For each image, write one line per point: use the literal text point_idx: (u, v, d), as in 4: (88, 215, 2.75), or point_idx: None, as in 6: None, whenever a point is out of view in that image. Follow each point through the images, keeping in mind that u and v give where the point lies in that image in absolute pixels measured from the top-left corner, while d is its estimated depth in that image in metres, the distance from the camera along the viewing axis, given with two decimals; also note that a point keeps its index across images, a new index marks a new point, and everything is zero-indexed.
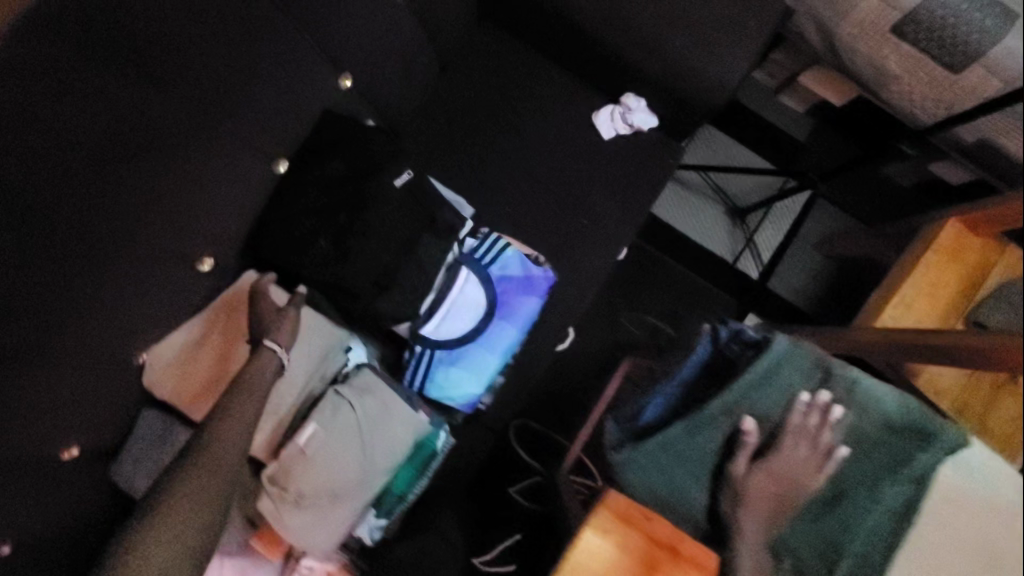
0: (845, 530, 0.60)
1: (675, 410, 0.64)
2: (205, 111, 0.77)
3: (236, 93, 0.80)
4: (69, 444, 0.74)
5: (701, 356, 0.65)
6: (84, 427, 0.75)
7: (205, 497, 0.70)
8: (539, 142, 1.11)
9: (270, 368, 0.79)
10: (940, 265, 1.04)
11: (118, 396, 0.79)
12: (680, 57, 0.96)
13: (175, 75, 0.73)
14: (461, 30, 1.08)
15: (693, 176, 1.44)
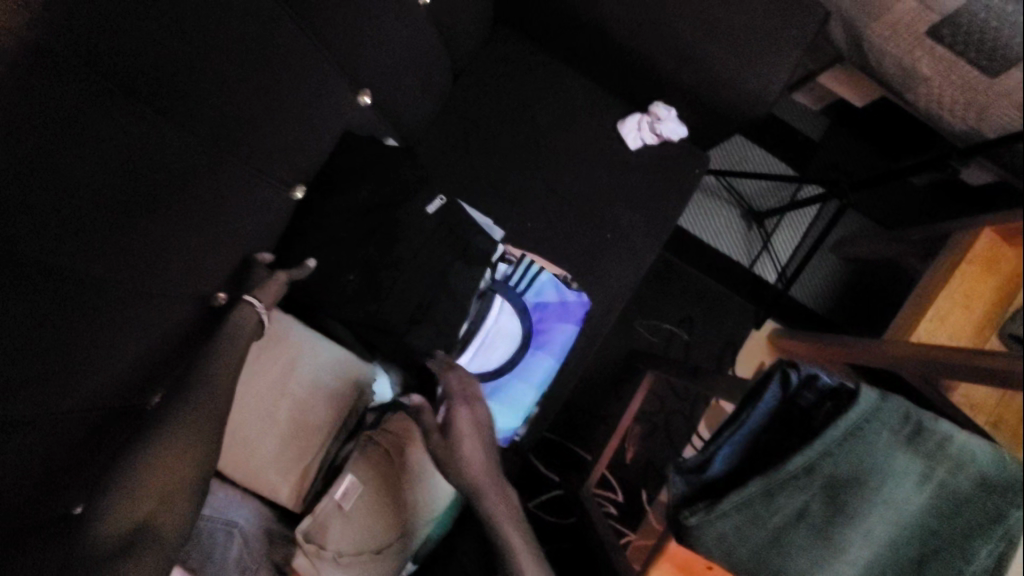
0: None
1: (743, 462, 0.60)
2: (216, 141, 0.70)
3: (249, 117, 0.73)
4: (74, 502, 0.66)
5: (770, 403, 0.59)
6: (87, 485, 0.67)
7: (190, 459, 0.67)
8: (560, 151, 1.05)
9: (251, 322, 0.75)
10: (973, 276, 1.02)
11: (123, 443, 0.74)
12: (717, 68, 0.91)
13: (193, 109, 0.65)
14: (478, 35, 1.02)
15: (707, 179, 1.39)
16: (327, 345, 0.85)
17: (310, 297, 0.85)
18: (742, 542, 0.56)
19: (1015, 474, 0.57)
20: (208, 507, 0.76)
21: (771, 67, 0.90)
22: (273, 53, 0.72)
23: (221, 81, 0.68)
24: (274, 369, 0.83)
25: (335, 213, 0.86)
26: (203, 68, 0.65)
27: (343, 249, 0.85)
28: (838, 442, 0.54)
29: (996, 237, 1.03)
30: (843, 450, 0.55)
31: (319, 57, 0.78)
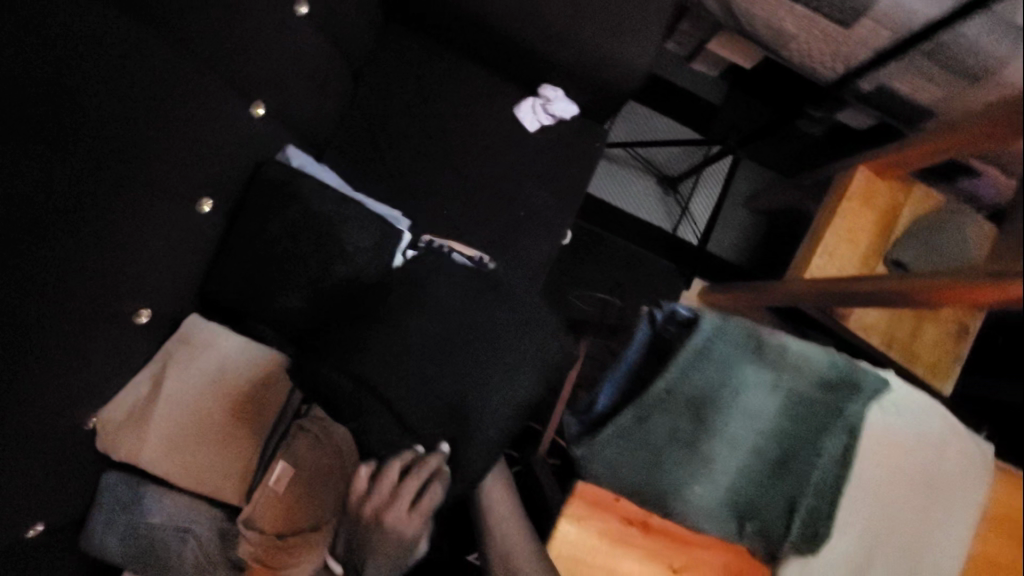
0: (798, 485, 0.62)
1: (625, 394, 0.67)
2: (116, 167, 0.74)
3: (145, 140, 0.77)
4: (33, 522, 0.80)
5: (643, 339, 0.68)
6: (46, 508, 0.82)
7: None
8: (463, 139, 1.10)
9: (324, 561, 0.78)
10: (856, 212, 1.10)
11: (64, 455, 0.81)
12: (590, 47, 0.98)
13: (91, 142, 0.71)
14: (368, 34, 1.07)
15: (617, 151, 1.47)
16: (256, 350, 0.92)
17: (242, 307, 0.91)
18: (625, 470, 0.63)
19: (853, 369, 0.63)
20: (159, 517, 0.87)
21: (638, 39, 0.97)
22: (162, 79, 0.77)
23: (118, 113, 0.73)
24: (201, 379, 0.88)
25: (251, 226, 0.90)
26: (91, 104, 0.70)
27: (259, 256, 0.89)
28: (690, 362, 0.62)
29: (872, 172, 1.11)
30: (696, 368, 0.62)
31: (210, 77, 0.83)
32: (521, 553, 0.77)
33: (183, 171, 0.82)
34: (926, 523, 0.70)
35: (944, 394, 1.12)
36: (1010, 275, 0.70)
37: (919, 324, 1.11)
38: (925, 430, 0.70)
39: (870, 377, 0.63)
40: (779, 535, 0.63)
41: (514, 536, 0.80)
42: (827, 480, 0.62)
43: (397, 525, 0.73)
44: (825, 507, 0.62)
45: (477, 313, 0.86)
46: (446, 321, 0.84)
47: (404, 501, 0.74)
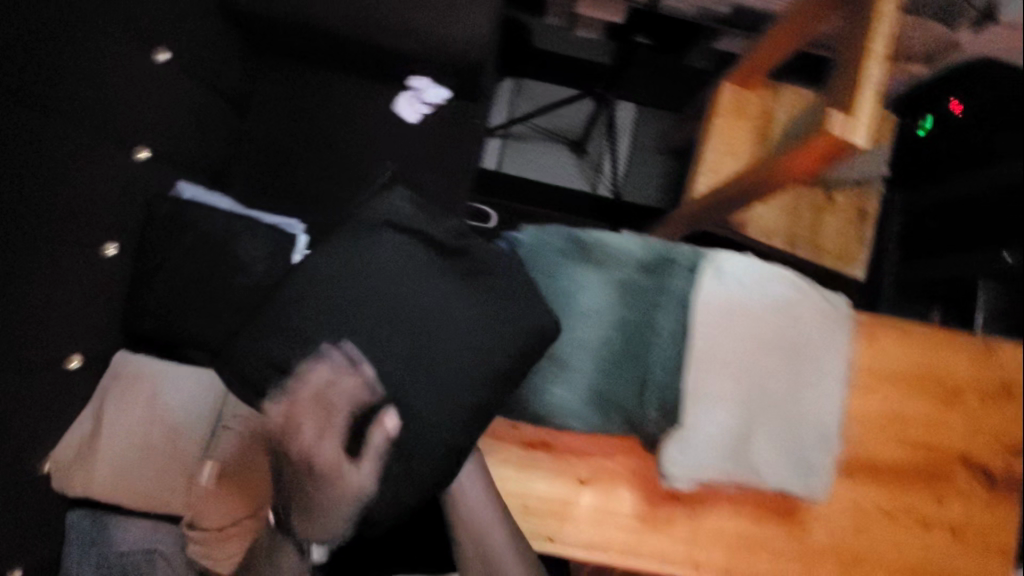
0: (646, 363, 0.72)
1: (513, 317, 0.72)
2: (22, 227, 0.80)
3: (45, 200, 0.83)
4: (12, 567, 0.82)
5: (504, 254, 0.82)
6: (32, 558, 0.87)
7: None
8: (352, 144, 1.18)
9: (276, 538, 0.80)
10: (730, 124, 1.15)
11: (30, 504, 0.87)
12: (431, 31, 1.05)
13: (7, 208, 0.77)
14: (238, 69, 1.15)
15: (518, 129, 1.54)
16: (186, 371, 0.99)
17: (161, 336, 0.98)
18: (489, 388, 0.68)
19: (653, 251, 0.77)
20: (123, 545, 0.91)
21: (472, 13, 1.04)
22: (52, 142, 0.84)
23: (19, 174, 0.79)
24: (138, 407, 0.93)
25: (157, 260, 0.97)
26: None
27: (165, 283, 0.97)
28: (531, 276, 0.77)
29: (738, 87, 1.16)
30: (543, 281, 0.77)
31: (93, 135, 0.90)
32: (495, 532, 0.70)
33: (82, 220, 0.89)
34: (802, 381, 0.74)
35: (859, 278, 1.15)
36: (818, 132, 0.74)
37: (819, 217, 1.15)
38: (776, 293, 0.75)
39: (682, 257, 0.77)
40: (641, 416, 0.71)
41: (485, 508, 0.71)
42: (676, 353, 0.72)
43: (301, 458, 0.61)
44: (671, 377, 0.71)
45: (415, 280, 0.72)
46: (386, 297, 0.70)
47: (299, 429, 0.61)
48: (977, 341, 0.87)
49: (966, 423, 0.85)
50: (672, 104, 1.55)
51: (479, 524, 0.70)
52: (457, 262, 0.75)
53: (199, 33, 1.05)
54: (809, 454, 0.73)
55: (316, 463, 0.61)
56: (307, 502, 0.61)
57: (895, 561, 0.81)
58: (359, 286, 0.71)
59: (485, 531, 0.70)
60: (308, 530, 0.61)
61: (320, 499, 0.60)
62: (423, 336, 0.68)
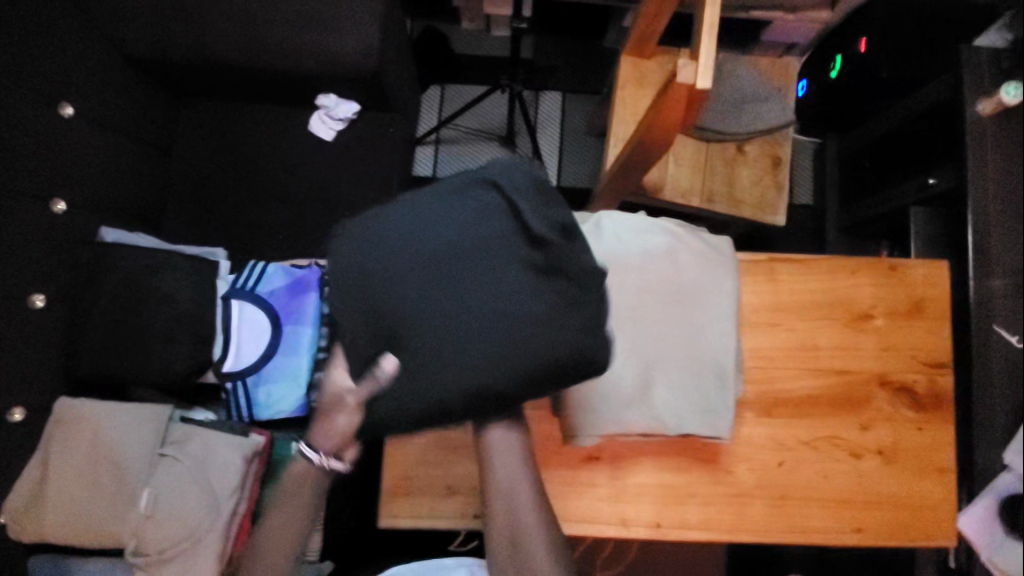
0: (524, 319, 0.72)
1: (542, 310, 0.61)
2: None
3: None
4: None
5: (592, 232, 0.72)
6: None
7: None
8: (276, 169, 1.22)
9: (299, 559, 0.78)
10: (632, 96, 1.17)
11: None
12: (321, 49, 1.08)
13: None
14: (157, 114, 1.19)
15: (450, 132, 1.57)
16: (122, 406, 0.99)
17: (101, 377, 0.99)
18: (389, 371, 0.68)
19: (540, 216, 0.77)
20: None
21: (358, 26, 1.07)
22: None
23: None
24: (79, 447, 0.94)
25: (87, 304, 0.99)
26: None
27: (96, 325, 0.98)
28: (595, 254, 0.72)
29: (636, 58, 1.18)
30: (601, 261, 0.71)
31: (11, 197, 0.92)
32: (526, 521, 0.68)
33: (7, 275, 0.91)
34: (690, 325, 0.75)
35: (779, 225, 1.16)
36: (670, 84, 0.77)
37: (733, 169, 1.16)
38: (651, 245, 0.76)
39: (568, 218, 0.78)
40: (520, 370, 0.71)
41: (522, 497, 0.69)
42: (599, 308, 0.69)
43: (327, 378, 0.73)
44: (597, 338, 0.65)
45: (481, 279, 0.61)
46: (449, 288, 0.61)
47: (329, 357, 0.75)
48: (879, 262, 0.86)
49: (879, 343, 0.85)
50: (594, 84, 1.57)
51: (511, 512, 0.69)
52: (534, 257, 0.63)
53: (106, 83, 1.07)
54: (711, 395, 0.75)
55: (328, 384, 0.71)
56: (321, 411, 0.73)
57: (822, 489, 0.82)
58: (430, 264, 0.62)
59: (521, 517, 0.68)
60: (318, 426, 0.74)
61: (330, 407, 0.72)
62: (478, 337, 0.60)
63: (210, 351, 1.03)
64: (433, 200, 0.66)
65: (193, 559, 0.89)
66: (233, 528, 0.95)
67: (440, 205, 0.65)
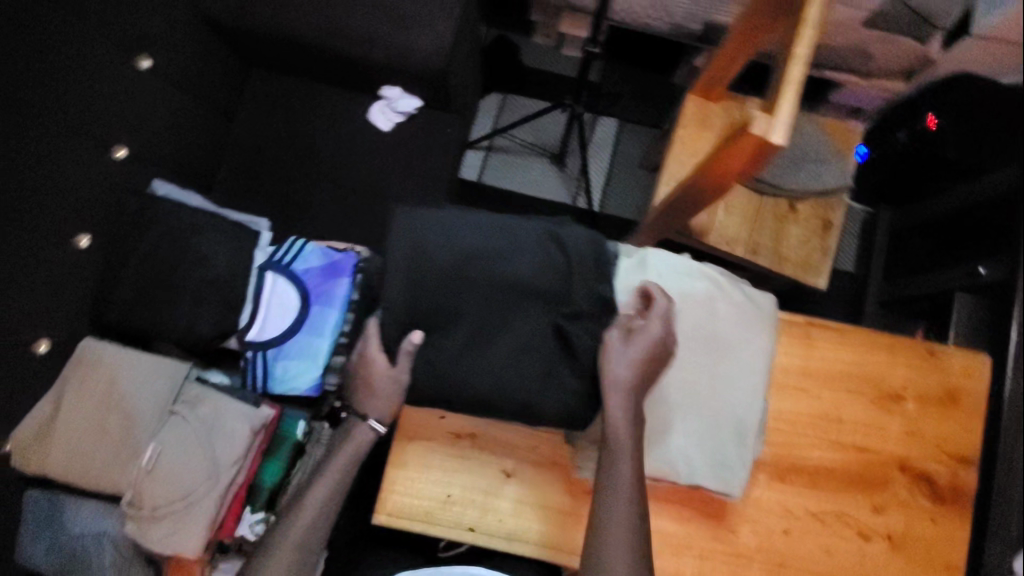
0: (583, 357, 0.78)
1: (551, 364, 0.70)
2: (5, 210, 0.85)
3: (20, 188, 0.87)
4: None
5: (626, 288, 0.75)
6: None
7: None
8: (331, 150, 1.23)
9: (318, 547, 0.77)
10: (693, 135, 1.16)
11: None
12: (391, 41, 1.09)
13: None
14: (227, 78, 1.22)
15: (504, 141, 1.58)
16: (145, 357, 1.00)
17: (128, 326, 1.01)
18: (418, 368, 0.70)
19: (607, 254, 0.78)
20: (78, 525, 0.95)
21: (432, 25, 1.08)
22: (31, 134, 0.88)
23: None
24: (96, 390, 0.96)
25: (129, 254, 1.01)
26: None
27: (131, 272, 1.00)
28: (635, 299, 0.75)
29: (703, 98, 1.17)
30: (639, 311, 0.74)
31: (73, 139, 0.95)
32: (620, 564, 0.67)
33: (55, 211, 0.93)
34: (721, 376, 0.74)
35: (819, 288, 1.14)
36: (741, 131, 0.74)
37: (783, 225, 1.15)
38: (693, 287, 0.76)
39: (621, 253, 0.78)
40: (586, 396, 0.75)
41: (621, 537, 0.68)
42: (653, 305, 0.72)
43: (363, 366, 0.75)
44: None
45: (508, 316, 0.70)
46: (478, 312, 0.70)
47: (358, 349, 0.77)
48: (918, 346, 0.85)
49: (904, 427, 0.83)
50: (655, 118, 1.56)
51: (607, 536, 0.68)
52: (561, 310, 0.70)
53: (185, 42, 1.10)
54: (727, 450, 0.73)
55: (369, 371, 0.74)
56: (365, 396, 0.76)
57: (823, 564, 0.80)
58: (471, 284, 0.69)
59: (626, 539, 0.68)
60: (367, 402, 0.78)
61: (372, 385, 0.75)
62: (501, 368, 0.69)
63: (236, 318, 1.02)
64: (496, 231, 0.72)
65: (185, 520, 0.89)
66: (231, 497, 0.95)
67: (501, 234, 0.72)
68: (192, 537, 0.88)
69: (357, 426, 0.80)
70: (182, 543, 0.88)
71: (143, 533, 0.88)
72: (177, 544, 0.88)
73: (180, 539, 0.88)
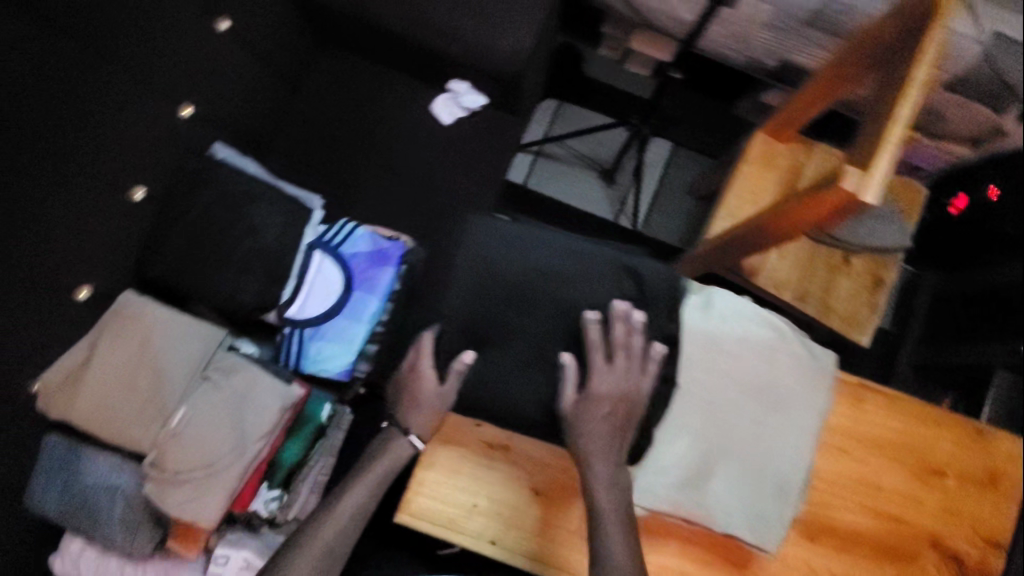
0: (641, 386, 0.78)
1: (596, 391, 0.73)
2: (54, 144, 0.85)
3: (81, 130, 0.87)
4: None
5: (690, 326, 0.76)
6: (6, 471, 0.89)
7: None
8: (389, 135, 1.22)
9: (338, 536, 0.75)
10: (756, 173, 1.14)
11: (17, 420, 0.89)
12: (471, 37, 1.08)
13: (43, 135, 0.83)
14: (297, 51, 1.21)
15: (556, 149, 1.57)
16: (180, 319, 0.99)
17: (168, 286, 1.00)
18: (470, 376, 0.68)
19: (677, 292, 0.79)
20: (91, 476, 0.94)
21: (514, 26, 1.07)
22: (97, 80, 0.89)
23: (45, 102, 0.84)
24: (128, 345, 0.95)
25: (180, 213, 0.99)
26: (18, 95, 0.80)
27: (179, 232, 0.99)
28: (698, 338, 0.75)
29: (771, 136, 1.15)
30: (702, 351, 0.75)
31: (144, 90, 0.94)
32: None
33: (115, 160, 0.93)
34: (773, 426, 0.73)
35: (863, 345, 1.13)
36: (830, 184, 0.72)
37: (833, 277, 1.13)
38: (758, 334, 0.76)
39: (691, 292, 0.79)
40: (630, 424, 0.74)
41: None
42: (616, 334, 0.71)
43: (410, 378, 0.77)
44: (655, 411, 0.71)
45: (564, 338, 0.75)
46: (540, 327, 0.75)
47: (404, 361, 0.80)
48: (965, 423, 0.83)
49: (941, 504, 0.81)
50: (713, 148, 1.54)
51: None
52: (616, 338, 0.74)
53: (266, 9, 1.09)
54: (768, 503, 0.71)
55: (416, 382, 0.76)
56: (407, 410, 0.76)
57: None
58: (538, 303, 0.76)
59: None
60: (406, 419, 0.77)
61: (417, 397, 0.76)
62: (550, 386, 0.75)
63: (278, 293, 1.01)
64: (564, 254, 0.78)
65: (205, 488, 0.89)
66: (252, 471, 0.95)
67: (572, 258, 0.77)
68: (211, 506, 0.89)
69: (395, 440, 0.78)
70: (200, 511, 0.88)
71: (161, 494, 0.88)
72: (194, 511, 0.88)
73: (198, 506, 0.88)
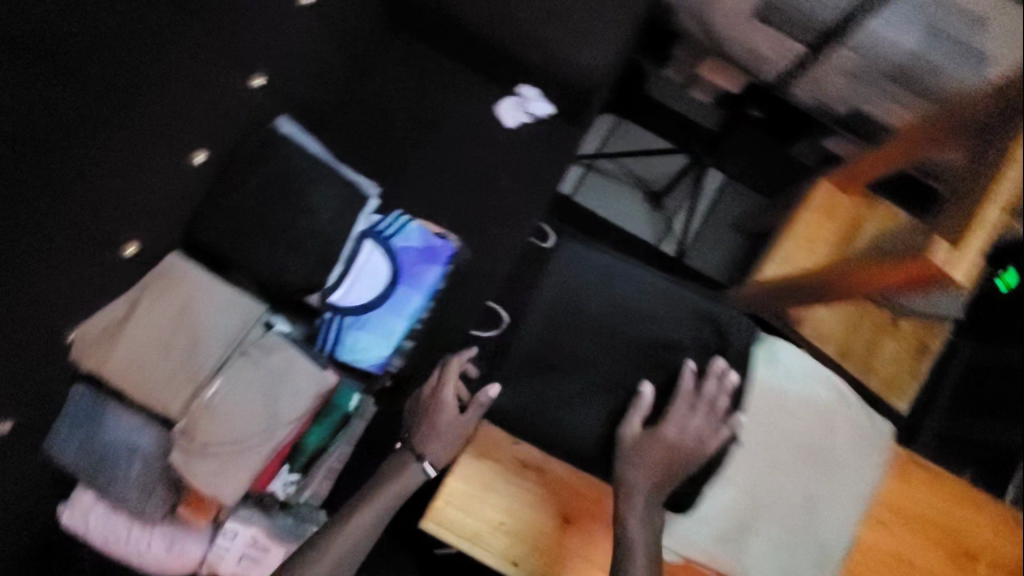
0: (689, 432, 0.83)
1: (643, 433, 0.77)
2: (117, 95, 0.85)
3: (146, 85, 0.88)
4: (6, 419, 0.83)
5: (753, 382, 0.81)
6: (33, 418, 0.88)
7: None
8: (450, 131, 1.21)
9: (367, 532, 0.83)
10: (817, 221, 1.13)
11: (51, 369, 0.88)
12: (551, 45, 1.06)
13: (109, 88, 0.85)
14: (371, 34, 1.20)
15: (609, 165, 1.56)
16: (224, 287, 0.97)
17: (217, 254, 0.98)
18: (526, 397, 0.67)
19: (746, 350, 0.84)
20: (113, 434, 0.93)
21: (595, 41, 1.06)
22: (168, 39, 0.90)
23: (118, 51, 0.85)
24: (170, 308, 0.93)
25: (239, 183, 0.99)
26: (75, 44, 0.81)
27: (235, 202, 0.98)
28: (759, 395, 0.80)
29: (835, 186, 1.13)
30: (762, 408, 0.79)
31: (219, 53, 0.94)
32: None
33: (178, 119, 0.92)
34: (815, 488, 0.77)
35: (900, 411, 1.11)
36: (913, 256, 0.71)
37: (879, 338, 1.11)
38: (819, 399, 0.81)
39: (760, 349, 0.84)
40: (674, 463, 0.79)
41: None
42: (707, 388, 0.79)
43: (431, 403, 0.89)
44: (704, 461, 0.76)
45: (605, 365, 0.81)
46: None
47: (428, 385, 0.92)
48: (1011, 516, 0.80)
49: None
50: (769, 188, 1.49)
51: None
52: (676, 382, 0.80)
53: None
54: (799, 562, 0.75)
55: (438, 407, 0.87)
56: (423, 434, 0.87)
57: None
58: None
59: None
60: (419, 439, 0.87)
61: (436, 424, 0.86)
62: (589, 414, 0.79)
63: (324, 277, 1.00)
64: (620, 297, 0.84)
65: (229, 466, 0.90)
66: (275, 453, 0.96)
67: None
68: (232, 484, 0.90)
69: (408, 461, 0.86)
70: (221, 487, 0.90)
71: (185, 463, 0.89)
72: (215, 486, 0.90)
73: (219, 482, 0.90)
